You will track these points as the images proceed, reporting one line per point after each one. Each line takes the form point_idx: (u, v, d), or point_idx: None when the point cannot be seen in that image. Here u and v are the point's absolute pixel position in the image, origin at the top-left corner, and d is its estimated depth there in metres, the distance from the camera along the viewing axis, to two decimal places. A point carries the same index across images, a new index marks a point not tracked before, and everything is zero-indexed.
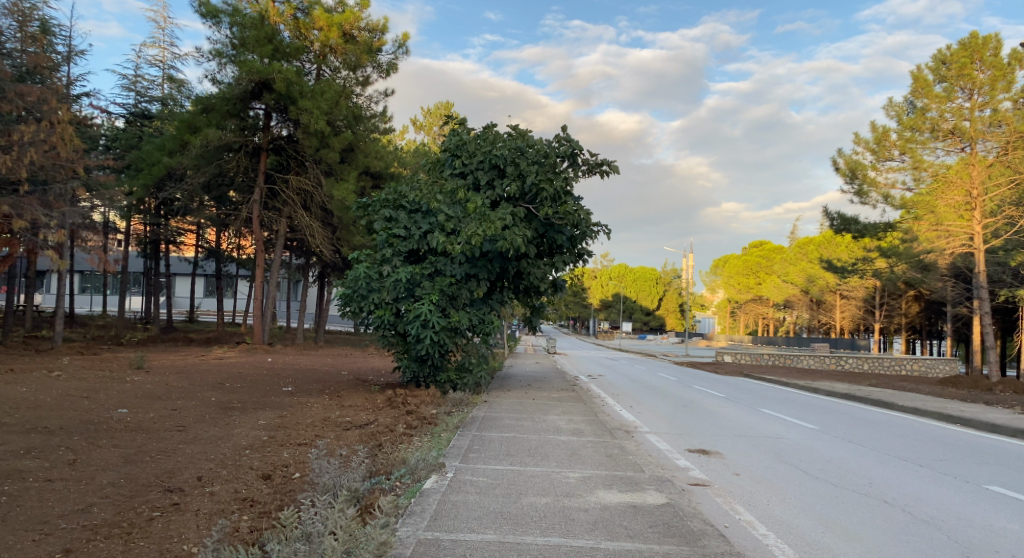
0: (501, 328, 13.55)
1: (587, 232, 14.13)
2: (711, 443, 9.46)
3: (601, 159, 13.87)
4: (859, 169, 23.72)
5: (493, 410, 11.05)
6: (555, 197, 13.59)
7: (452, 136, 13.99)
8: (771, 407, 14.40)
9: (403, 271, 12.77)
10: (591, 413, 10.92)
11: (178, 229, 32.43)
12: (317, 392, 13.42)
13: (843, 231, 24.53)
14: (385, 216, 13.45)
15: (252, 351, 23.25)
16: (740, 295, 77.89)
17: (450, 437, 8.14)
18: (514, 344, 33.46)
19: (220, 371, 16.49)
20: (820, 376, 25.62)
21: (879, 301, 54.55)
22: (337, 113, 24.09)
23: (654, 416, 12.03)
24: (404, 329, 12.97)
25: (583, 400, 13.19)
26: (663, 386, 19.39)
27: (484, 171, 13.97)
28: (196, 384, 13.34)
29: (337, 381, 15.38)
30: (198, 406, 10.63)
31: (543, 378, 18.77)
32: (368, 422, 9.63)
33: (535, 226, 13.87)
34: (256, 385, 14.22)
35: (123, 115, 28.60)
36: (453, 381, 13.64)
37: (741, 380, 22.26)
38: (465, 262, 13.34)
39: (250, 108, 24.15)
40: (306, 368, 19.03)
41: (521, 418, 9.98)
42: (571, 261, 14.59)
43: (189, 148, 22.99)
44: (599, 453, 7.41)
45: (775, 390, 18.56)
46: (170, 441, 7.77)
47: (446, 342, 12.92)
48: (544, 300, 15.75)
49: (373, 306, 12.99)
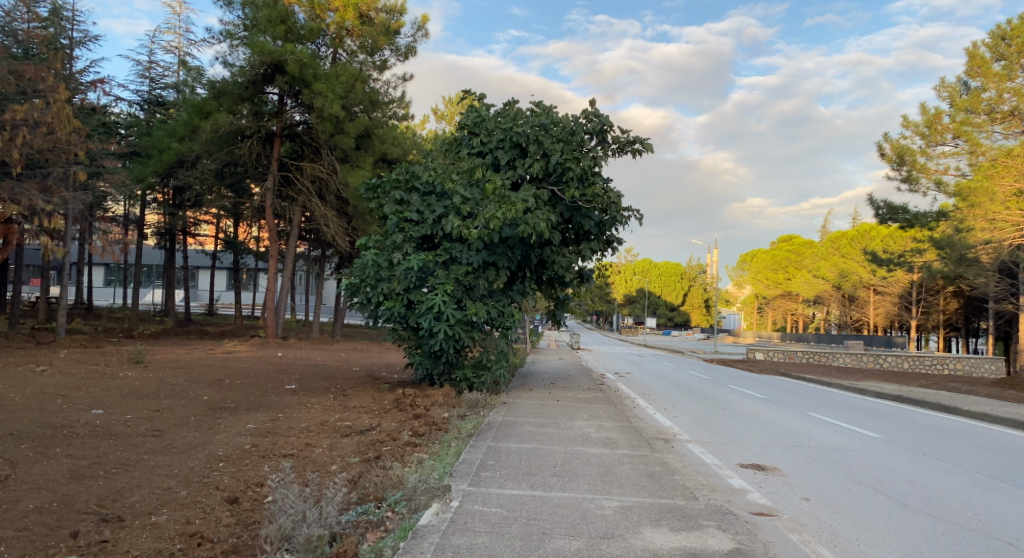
0: (522, 322, 12.34)
1: (617, 217, 12.86)
2: (764, 456, 8.16)
3: (633, 137, 12.58)
4: (908, 155, 22.02)
5: (512, 413, 9.82)
6: (582, 177, 12.33)
7: (469, 112, 12.78)
8: (822, 412, 12.99)
9: (415, 259, 11.58)
10: (623, 419, 9.65)
11: (193, 220, 31.72)
12: (322, 390, 12.32)
13: (889, 221, 22.84)
14: (395, 198, 12.28)
15: (264, 345, 22.34)
16: (769, 291, 75.79)
17: (460, 449, 6.96)
18: (536, 340, 32.23)
19: (224, 367, 15.51)
20: (862, 375, 23.99)
21: (916, 297, 52.35)
22: (353, 97, 23.04)
23: (693, 422, 10.73)
24: (416, 322, 11.81)
25: (613, 401, 11.94)
26: (696, 386, 18.03)
27: (504, 150, 12.77)
28: (192, 380, 12.30)
29: (346, 379, 14.29)
30: (186, 406, 9.55)
31: (567, 376, 17.52)
32: (370, 428, 8.48)
33: (560, 210, 12.64)
34: (258, 382, 13.17)
35: (136, 102, 28.04)
36: (469, 380, 12.44)
37: (779, 380, 20.81)
38: (482, 249, 12.14)
39: (263, 92, 23.22)
40: (317, 364, 17.98)
41: (544, 424, 8.75)
42: (599, 249, 13.31)
43: (198, 133, 22.11)
44: (639, 473, 6.14)
45: (818, 391, 17.13)
46: (135, 451, 6.67)
47: (462, 337, 11.74)
48: (569, 292, 14.51)
49: (382, 297, 11.84)
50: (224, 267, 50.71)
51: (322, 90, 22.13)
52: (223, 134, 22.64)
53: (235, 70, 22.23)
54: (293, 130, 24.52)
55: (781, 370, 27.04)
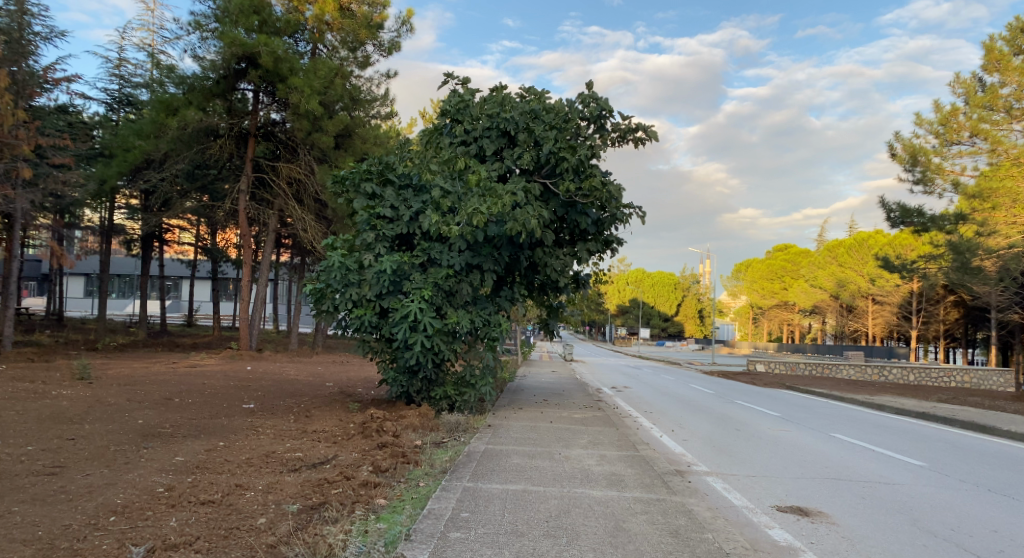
0: (510, 332, 10.92)
1: (617, 215, 11.54)
2: (801, 494, 6.74)
3: (635, 123, 11.26)
4: (922, 154, 20.84)
5: (497, 440, 8.39)
6: (578, 169, 10.99)
7: (450, 96, 11.39)
8: (847, 433, 11.61)
9: (388, 260, 10.17)
10: (627, 446, 8.23)
11: (166, 226, 30.22)
12: (283, 411, 10.81)
13: (902, 226, 21.47)
14: (366, 192, 10.85)
15: (235, 358, 20.77)
16: (764, 300, 74.75)
17: (429, 494, 5.53)
18: (528, 351, 30.71)
19: (180, 383, 13.95)
20: (873, 388, 22.63)
21: (916, 307, 51.30)
22: (332, 93, 21.72)
23: (707, 448, 9.33)
24: (390, 333, 10.40)
25: (614, 422, 10.51)
26: (700, 401, 16.63)
27: (491, 139, 11.41)
28: (133, 400, 10.76)
29: (315, 396, 12.78)
30: (110, 432, 8.02)
31: (560, 391, 16.06)
32: (324, 461, 7.02)
33: (552, 207, 11.31)
34: (213, 401, 11.62)
35: (106, 102, 26.69)
36: (451, 399, 11.01)
37: (786, 394, 19.41)
38: (466, 250, 10.76)
39: (237, 89, 21.89)
40: (287, 378, 16.45)
41: (534, 456, 7.28)
42: (597, 250, 11.93)
43: (165, 130, 20.64)
44: (659, 530, 4.72)
45: (834, 407, 15.76)
46: (8, 499, 5.17)
47: (442, 350, 10.34)
48: (562, 299, 13.14)
49: (351, 305, 10.44)
50: (204, 277, 49.28)
51: (299, 85, 20.80)
52: (192, 132, 21.19)
53: (204, 64, 20.82)
54: (269, 128, 23.15)
55: (786, 383, 25.62)
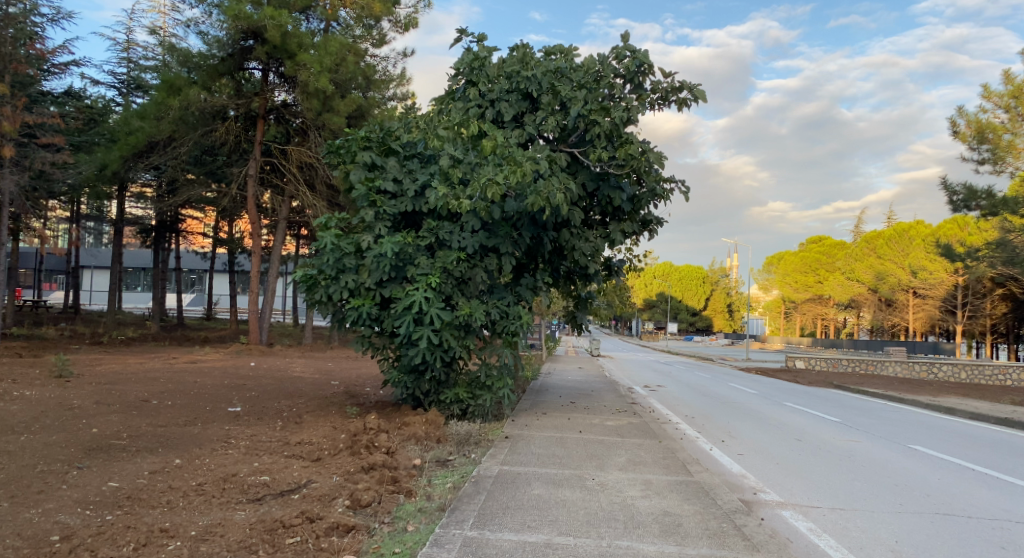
0: (532, 326, 9.35)
1: (656, 190, 9.92)
2: (918, 543, 5.08)
3: (680, 82, 9.59)
4: (990, 131, 18.80)
5: (517, 458, 6.82)
6: (611, 134, 9.34)
7: (464, 52, 9.81)
8: (929, 446, 9.85)
9: (389, 242, 8.66)
10: (678, 468, 6.62)
11: (178, 215, 29.22)
12: (270, 418, 9.35)
13: (966, 210, 19.36)
14: (365, 162, 9.35)
15: (239, 353, 19.48)
16: (797, 294, 72.12)
17: (416, 551, 4.00)
18: (553, 347, 29.19)
19: (169, 382, 12.65)
20: (931, 388, 20.59)
21: (962, 300, 48.44)
22: (344, 71, 20.33)
23: (772, 469, 7.68)
24: (392, 326, 8.91)
25: (655, 433, 8.90)
26: (746, 403, 14.89)
27: (511, 102, 9.84)
28: (102, 403, 9.38)
29: (313, 398, 11.31)
30: (48, 446, 6.63)
31: (589, 392, 14.49)
32: (293, 490, 5.54)
33: (581, 180, 9.72)
34: (196, 404, 10.25)
35: (113, 85, 25.70)
36: (463, 403, 9.45)
37: (839, 395, 17.54)
38: (479, 230, 9.23)
39: (245, 67, 20.74)
40: (291, 376, 15.08)
41: (562, 484, 5.77)
42: (633, 231, 10.30)
43: (166, 111, 19.44)
44: None
45: (900, 412, 13.93)
46: None
47: (452, 347, 8.82)
48: (593, 288, 11.54)
49: (347, 294, 8.97)
50: (223, 270, 48.57)
51: (308, 62, 19.49)
52: (195, 112, 19.97)
53: (209, 40, 19.60)
54: (279, 110, 21.86)
55: (833, 381, 23.58)
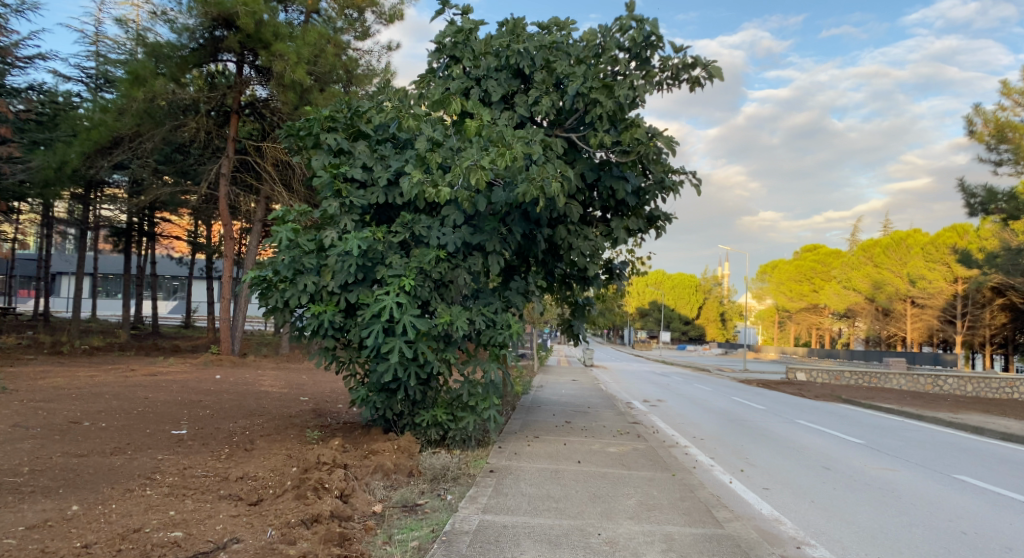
0: (523, 337, 8.06)
1: (663, 181, 8.74)
2: None
3: (693, 57, 8.38)
4: (1011, 130, 17.68)
5: (504, 502, 5.52)
6: (615, 116, 8.13)
7: (446, 24, 8.57)
8: (975, 476, 8.66)
9: (355, 237, 7.38)
10: (705, 517, 5.33)
11: (152, 217, 27.81)
12: (216, 445, 7.99)
13: (984, 213, 18.25)
14: (329, 146, 8.06)
15: (207, 364, 18.10)
16: (791, 303, 70.78)
17: None
18: (545, 356, 27.89)
19: (115, 397, 11.26)
20: (946, 402, 19.39)
21: (961, 310, 47.48)
22: (323, 64, 19.12)
23: (811, 512, 6.42)
24: (359, 337, 7.60)
25: (666, 464, 7.59)
26: (755, 420, 13.65)
27: (499, 79, 8.60)
28: (20, 427, 8.02)
29: (273, 419, 9.95)
30: None
31: (585, 409, 13.18)
32: (209, 553, 4.23)
33: (579, 169, 8.49)
34: (135, 426, 8.88)
35: (81, 80, 24.36)
36: (442, 426, 8.15)
37: (851, 411, 16.33)
38: (462, 225, 8.00)
39: (219, 59, 19.51)
40: (256, 390, 13.73)
41: (559, 544, 4.47)
42: (638, 228, 9.07)
43: (129, 103, 18.10)
44: None
45: (925, 431, 12.71)
46: None
47: (429, 361, 7.55)
48: (591, 294, 10.34)
49: (306, 299, 7.68)
50: (204, 277, 47.06)
51: (284, 52, 18.27)
52: (162, 105, 18.67)
53: (178, 28, 18.27)
54: (255, 106, 20.64)
55: (841, 394, 22.36)
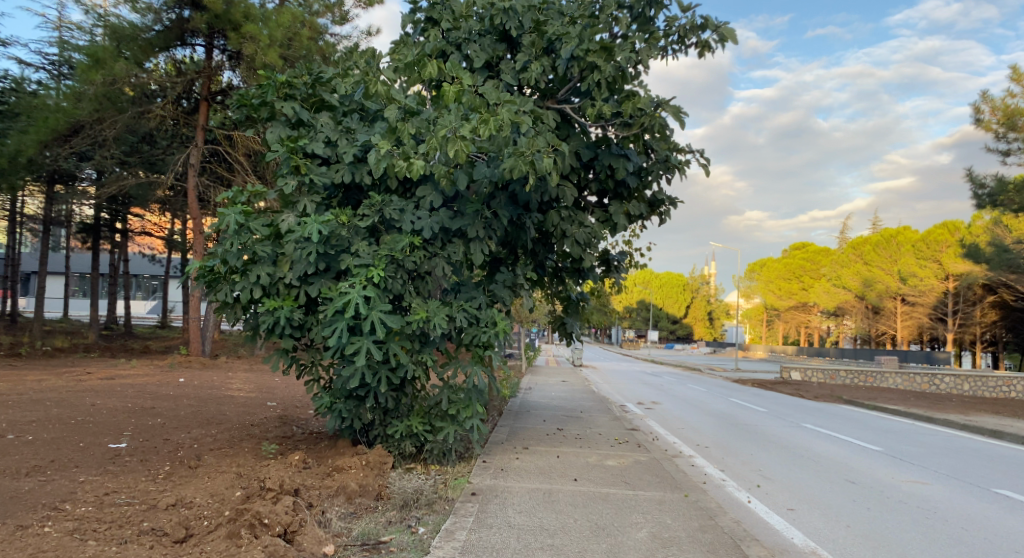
0: (510, 336, 7.03)
1: (668, 160, 7.78)
2: None
3: (702, 19, 7.41)
4: (1020, 118, 16.91)
5: (486, 538, 4.48)
6: (615, 85, 7.13)
7: None
8: (1016, 489, 7.74)
9: (315, 220, 6.33)
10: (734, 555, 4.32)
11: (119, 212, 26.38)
12: (156, 462, 6.89)
13: (993, 203, 17.45)
14: (288, 116, 7.01)
15: (173, 366, 16.91)
16: (780, 302, 70.20)
17: None
18: (534, 357, 26.84)
19: (56, 405, 10.08)
20: (952, 403, 18.57)
21: (952, 308, 46.95)
22: (297, 47, 17.99)
23: (850, 542, 5.43)
24: (320, 337, 6.55)
25: (676, 481, 6.58)
26: (759, 424, 12.75)
27: (483, 43, 7.58)
28: None
29: (230, 429, 8.84)
30: None
31: (577, 413, 12.19)
32: None
33: (573, 145, 7.50)
34: (67, 439, 7.75)
35: (42, 66, 22.99)
36: (419, 438, 7.13)
37: (858, 413, 15.47)
38: (441, 208, 6.99)
39: (188, 42, 18.37)
40: (220, 395, 12.58)
41: None
42: (639, 213, 8.10)
43: (87, 87, 16.89)
44: None
45: (942, 436, 11.84)
46: None
47: (401, 364, 6.53)
48: (586, 288, 9.37)
49: (260, 294, 6.62)
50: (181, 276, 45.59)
51: (254, 34, 17.16)
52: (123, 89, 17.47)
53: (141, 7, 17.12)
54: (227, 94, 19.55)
55: (841, 395, 21.46)
